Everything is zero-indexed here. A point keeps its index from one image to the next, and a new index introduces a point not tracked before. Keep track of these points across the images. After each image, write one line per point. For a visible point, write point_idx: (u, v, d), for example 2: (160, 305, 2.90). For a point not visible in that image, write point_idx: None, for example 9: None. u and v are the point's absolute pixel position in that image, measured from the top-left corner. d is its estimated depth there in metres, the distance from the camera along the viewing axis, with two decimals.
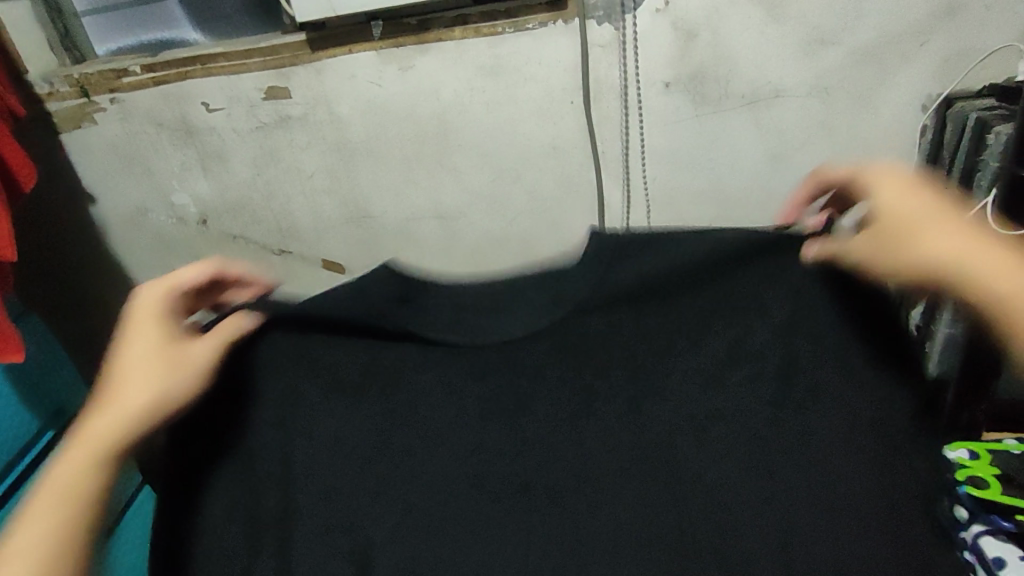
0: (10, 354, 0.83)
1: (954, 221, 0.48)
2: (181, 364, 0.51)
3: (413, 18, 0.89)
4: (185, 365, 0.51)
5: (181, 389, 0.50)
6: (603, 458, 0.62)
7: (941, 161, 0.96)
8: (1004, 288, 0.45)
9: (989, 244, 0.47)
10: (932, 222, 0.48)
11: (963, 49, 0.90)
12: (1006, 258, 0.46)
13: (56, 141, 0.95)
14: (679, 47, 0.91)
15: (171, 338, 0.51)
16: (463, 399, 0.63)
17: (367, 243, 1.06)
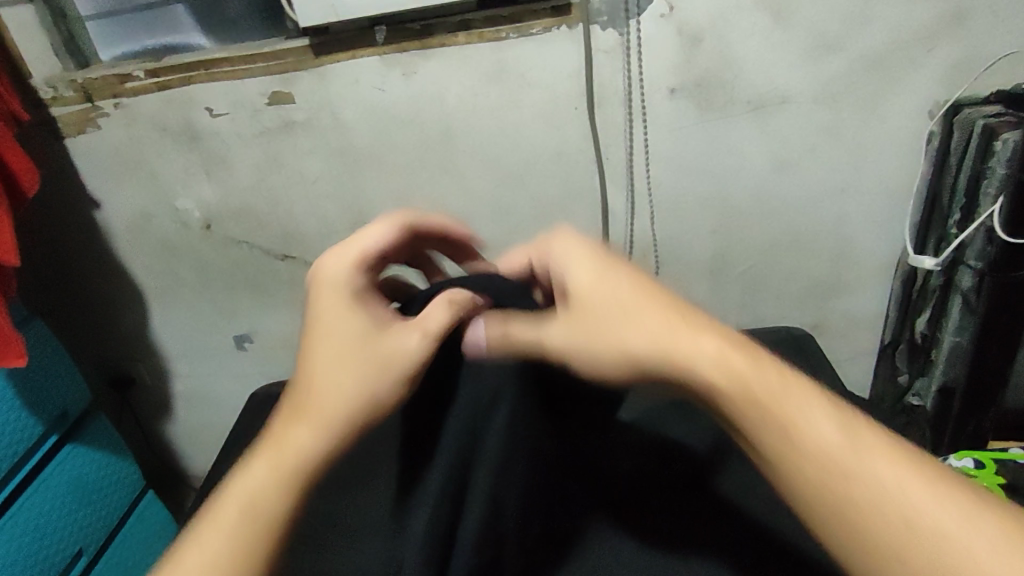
0: (13, 358, 0.84)
1: (694, 329, 0.47)
2: (380, 361, 0.52)
3: (416, 23, 0.89)
4: (382, 351, 0.53)
5: (381, 378, 0.52)
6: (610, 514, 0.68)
7: (946, 167, 0.94)
8: (759, 393, 0.44)
9: (732, 353, 0.45)
10: (646, 313, 0.48)
11: (971, 56, 0.90)
12: (747, 363, 0.45)
13: (59, 147, 0.95)
14: (684, 53, 0.90)
15: (371, 332, 0.53)
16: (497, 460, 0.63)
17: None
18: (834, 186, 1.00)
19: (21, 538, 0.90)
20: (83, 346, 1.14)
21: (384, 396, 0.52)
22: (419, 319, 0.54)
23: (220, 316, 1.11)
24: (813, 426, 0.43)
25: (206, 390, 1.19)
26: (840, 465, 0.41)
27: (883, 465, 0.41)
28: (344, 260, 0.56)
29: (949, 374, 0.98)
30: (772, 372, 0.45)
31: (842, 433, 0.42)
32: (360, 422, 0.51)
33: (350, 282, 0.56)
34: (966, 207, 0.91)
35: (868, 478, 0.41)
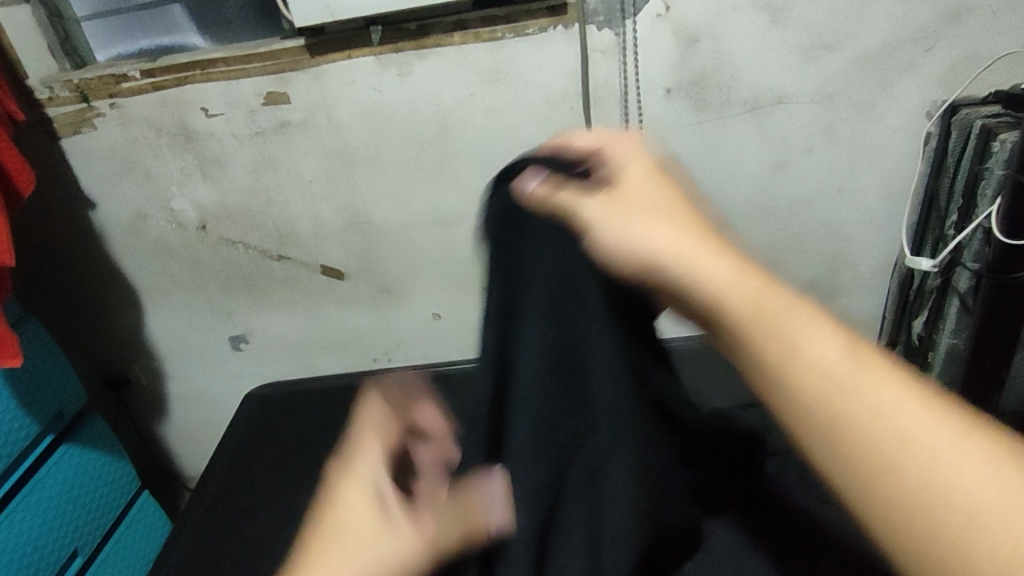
0: (7, 358, 0.84)
1: (714, 251, 0.39)
2: (386, 544, 0.45)
3: (412, 23, 0.89)
4: (387, 543, 0.45)
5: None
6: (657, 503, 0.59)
7: (944, 168, 0.93)
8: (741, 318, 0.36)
9: (747, 278, 0.37)
10: (652, 227, 0.41)
11: (969, 56, 0.89)
12: (762, 286, 0.37)
13: (55, 147, 0.95)
14: (680, 53, 0.90)
15: (388, 514, 0.46)
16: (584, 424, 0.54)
17: (365, 249, 1.05)
18: (831, 187, 1.00)
19: (17, 537, 0.90)
20: (80, 347, 1.14)
21: None
22: (429, 530, 0.47)
23: (216, 316, 1.11)
24: (815, 345, 0.34)
25: (203, 391, 1.19)
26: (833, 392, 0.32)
27: (885, 387, 0.32)
28: (378, 439, 0.50)
29: (946, 377, 0.99)
30: (777, 298, 0.36)
31: (847, 353, 0.33)
32: None
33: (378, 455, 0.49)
34: (964, 207, 0.91)
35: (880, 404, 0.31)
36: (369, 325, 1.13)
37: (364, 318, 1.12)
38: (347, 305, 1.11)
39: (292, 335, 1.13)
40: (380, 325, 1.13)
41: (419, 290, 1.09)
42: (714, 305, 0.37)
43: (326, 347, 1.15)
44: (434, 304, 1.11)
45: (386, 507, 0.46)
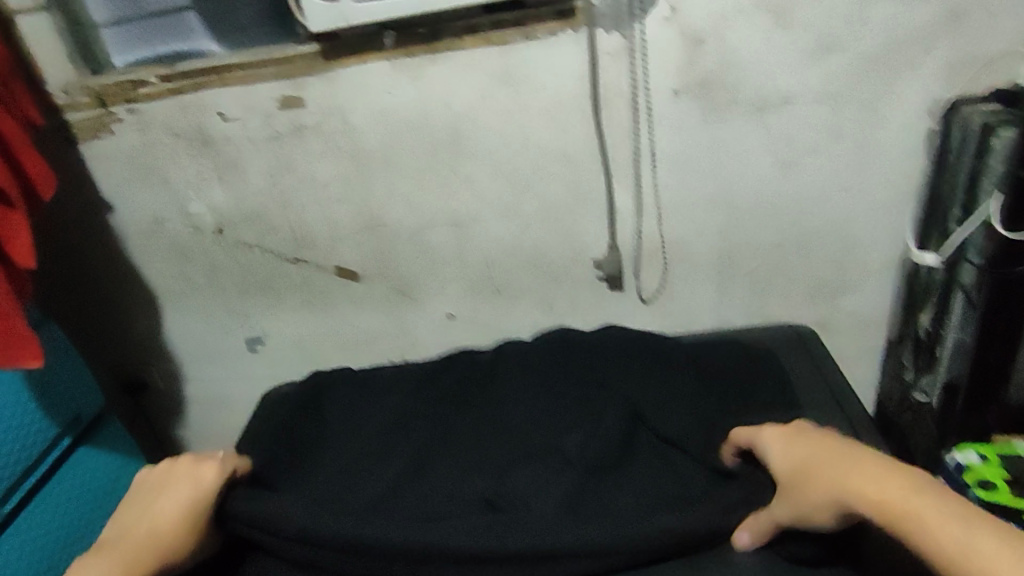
0: (29, 360, 0.85)
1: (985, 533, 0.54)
2: (154, 535, 0.67)
3: (425, 28, 0.91)
4: (151, 513, 0.69)
5: (169, 516, 0.69)
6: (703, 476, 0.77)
7: (947, 165, 0.96)
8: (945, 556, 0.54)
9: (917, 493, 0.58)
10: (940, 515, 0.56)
11: (967, 56, 0.92)
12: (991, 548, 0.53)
13: (76, 152, 0.97)
14: (687, 55, 0.92)
15: (160, 539, 0.67)
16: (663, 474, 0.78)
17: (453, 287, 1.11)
18: (836, 186, 1.02)
19: (21, 535, 0.91)
20: (96, 350, 1.15)
21: (158, 548, 0.66)
22: (201, 484, 0.71)
23: (232, 318, 1.12)
24: (939, 530, 0.55)
25: (219, 392, 1.21)
26: (936, 536, 0.55)
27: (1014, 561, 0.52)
28: (179, 489, 0.71)
29: (953, 368, 1.00)
30: (895, 483, 0.59)
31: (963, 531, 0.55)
32: (163, 543, 0.67)
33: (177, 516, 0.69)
34: (966, 203, 0.93)
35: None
36: (385, 326, 1.15)
37: (379, 319, 1.14)
38: (363, 306, 1.12)
39: (307, 337, 1.15)
40: (395, 325, 1.15)
41: (433, 292, 1.11)
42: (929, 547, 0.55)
43: (341, 348, 1.16)
44: (447, 304, 1.12)
45: (153, 519, 0.68)
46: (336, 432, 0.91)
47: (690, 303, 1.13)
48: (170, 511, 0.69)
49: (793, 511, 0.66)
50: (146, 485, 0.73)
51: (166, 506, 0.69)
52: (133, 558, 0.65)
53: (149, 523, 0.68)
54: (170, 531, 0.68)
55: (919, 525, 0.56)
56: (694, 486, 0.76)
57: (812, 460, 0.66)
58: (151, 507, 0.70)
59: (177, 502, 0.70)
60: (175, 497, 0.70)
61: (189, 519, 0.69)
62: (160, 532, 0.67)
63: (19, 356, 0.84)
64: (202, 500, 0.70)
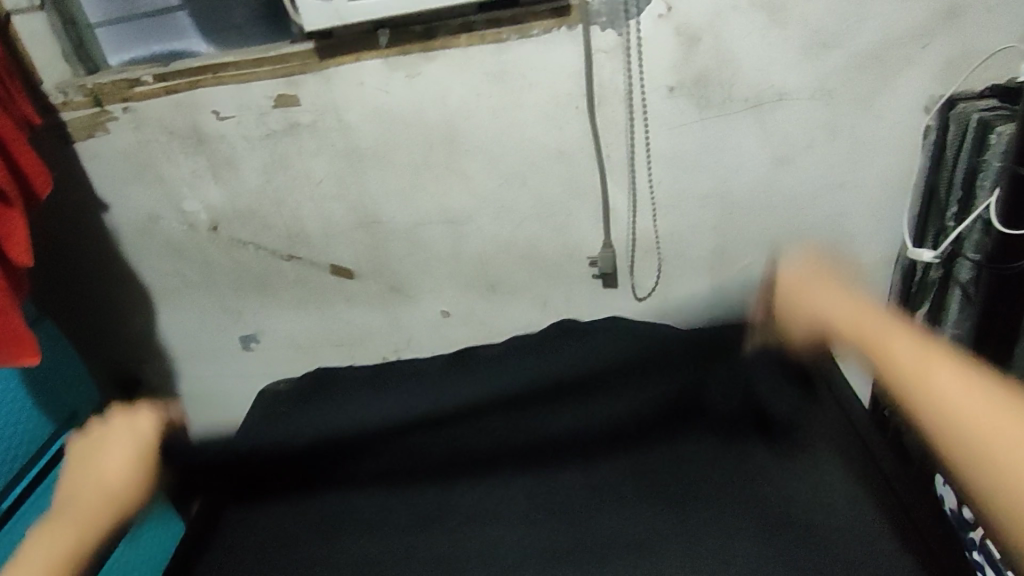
0: (26, 357, 0.85)
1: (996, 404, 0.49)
2: (100, 493, 0.58)
3: (419, 26, 0.90)
4: (92, 472, 0.60)
5: (113, 473, 0.60)
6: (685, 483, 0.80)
7: (943, 162, 0.95)
8: (941, 408, 0.50)
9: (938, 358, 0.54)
10: (949, 376, 0.52)
11: (965, 52, 0.92)
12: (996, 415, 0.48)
13: (70, 151, 0.97)
14: (683, 51, 0.92)
15: (108, 495, 0.58)
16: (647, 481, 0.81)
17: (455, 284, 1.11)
18: (833, 183, 1.01)
19: (20, 528, 0.90)
20: (92, 348, 1.15)
21: (106, 507, 0.57)
22: (142, 431, 0.63)
23: (228, 316, 1.12)
24: (900, 348, 0.56)
25: (214, 390, 1.21)
26: (938, 392, 0.51)
27: (964, 385, 0.51)
28: (119, 443, 0.62)
29: None
30: (908, 341, 0.57)
31: (971, 396, 0.50)
32: (113, 501, 0.58)
33: (123, 469, 0.60)
34: (963, 200, 0.93)
35: (938, 397, 0.51)
36: (380, 325, 1.15)
37: (374, 317, 1.14)
38: (358, 304, 1.12)
39: (302, 335, 1.15)
40: (391, 324, 1.15)
41: (428, 289, 1.11)
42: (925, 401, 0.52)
43: (336, 346, 1.16)
44: (442, 302, 1.12)
45: (94, 477, 0.59)
46: (348, 421, 0.93)
47: (685, 301, 1.12)
48: (114, 466, 0.60)
49: (797, 324, 0.71)
50: (74, 451, 0.63)
51: (110, 462, 0.61)
52: (84, 519, 0.56)
53: (91, 475, 0.60)
54: (117, 485, 0.59)
55: (923, 376, 0.53)
56: (677, 493, 0.79)
57: (816, 293, 0.69)
58: (90, 465, 0.60)
59: (120, 456, 0.61)
60: (118, 452, 0.61)
61: (137, 470, 0.60)
62: (107, 487, 0.59)
63: (15, 353, 0.85)
64: (150, 448, 0.63)
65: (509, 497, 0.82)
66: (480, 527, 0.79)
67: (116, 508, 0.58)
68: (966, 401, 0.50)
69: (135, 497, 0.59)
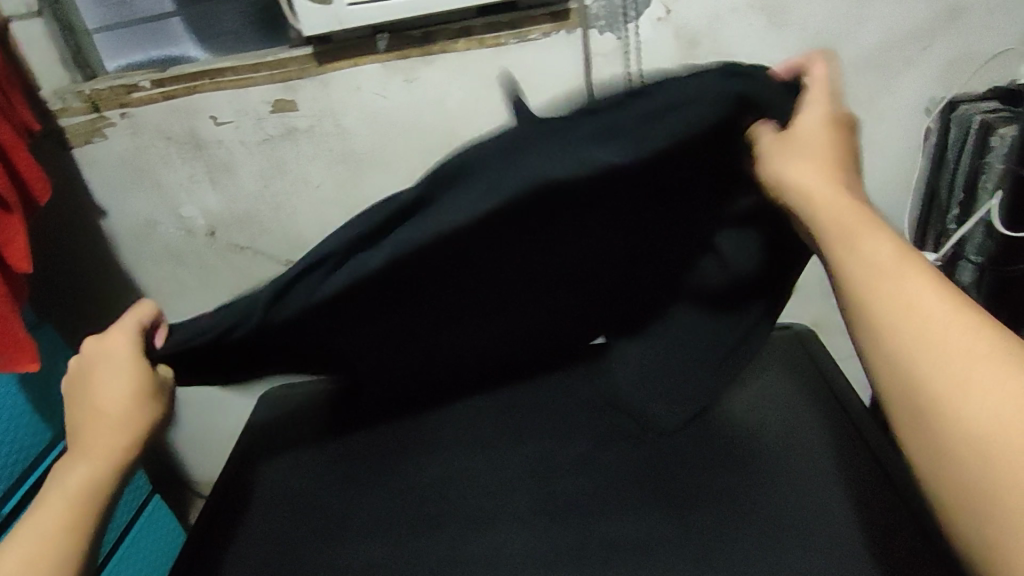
0: (25, 363, 0.85)
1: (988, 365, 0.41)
2: (110, 425, 0.58)
3: (418, 31, 0.90)
4: (93, 404, 0.58)
5: (115, 402, 0.58)
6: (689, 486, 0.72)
7: (945, 164, 0.95)
8: (918, 359, 0.42)
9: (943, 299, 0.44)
10: (953, 328, 0.42)
11: (966, 54, 0.91)
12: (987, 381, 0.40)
13: (68, 156, 0.97)
14: (682, 54, 0.92)
15: (118, 425, 0.58)
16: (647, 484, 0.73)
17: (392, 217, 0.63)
18: None
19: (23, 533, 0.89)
20: None
21: (123, 438, 0.58)
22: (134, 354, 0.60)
23: None
24: (872, 253, 0.47)
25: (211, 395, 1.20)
26: (921, 336, 0.43)
27: (961, 332, 0.42)
28: (112, 370, 0.59)
29: None
30: (924, 282, 0.44)
31: (978, 358, 0.41)
32: (126, 429, 0.58)
33: (125, 398, 0.58)
34: (964, 202, 0.92)
35: (909, 338, 0.43)
36: None
37: None
38: None
39: None
40: None
41: None
42: (909, 349, 0.43)
43: None
44: None
45: (99, 410, 0.58)
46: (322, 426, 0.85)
47: None
48: (115, 394, 0.58)
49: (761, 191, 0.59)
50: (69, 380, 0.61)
51: (107, 392, 0.58)
52: (105, 450, 0.57)
53: (89, 408, 0.58)
54: (125, 415, 0.58)
55: (911, 317, 0.43)
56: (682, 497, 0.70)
57: (800, 155, 0.53)
58: (89, 397, 0.59)
59: (117, 382, 0.59)
60: (112, 382, 0.59)
61: (140, 395, 0.59)
62: (117, 416, 0.58)
63: (14, 359, 0.84)
64: (141, 363, 0.61)
65: (493, 500, 0.74)
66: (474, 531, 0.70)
67: (132, 434, 0.58)
68: (950, 350, 0.42)
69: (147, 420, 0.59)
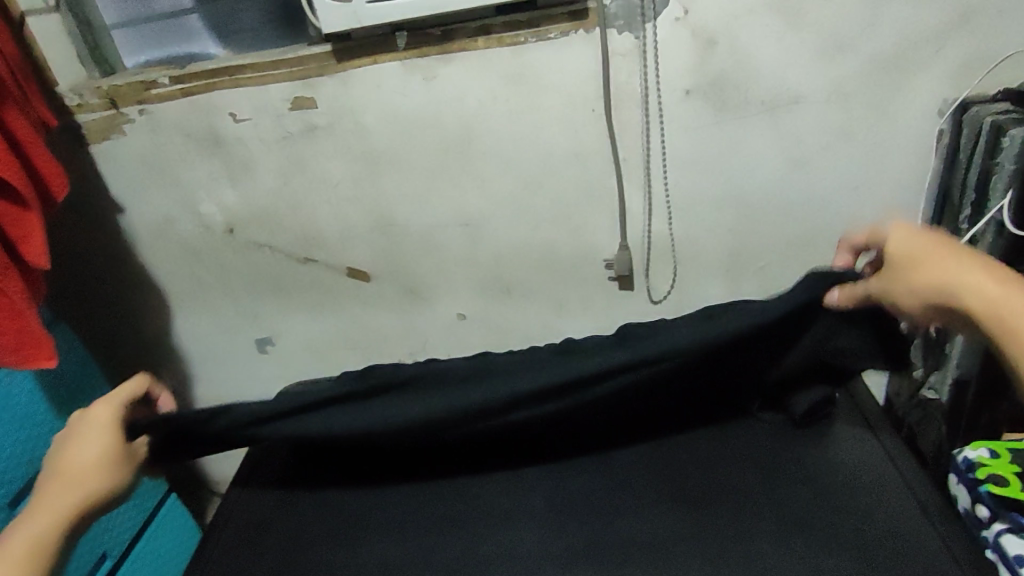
0: (45, 360, 0.85)
1: None
2: (78, 480, 0.63)
3: (437, 29, 0.90)
4: (66, 460, 0.64)
5: (87, 463, 0.64)
6: (693, 499, 0.78)
7: (957, 164, 0.96)
8: None
9: None
10: None
11: (977, 56, 0.92)
12: None
13: (85, 153, 0.96)
14: (700, 55, 0.92)
15: (85, 483, 0.63)
16: (653, 497, 0.79)
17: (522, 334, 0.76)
18: (847, 184, 1.02)
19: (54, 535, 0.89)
20: (103, 352, 1.15)
21: (87, 497, 0.63)
22: (116, 421, 0.68)
23: (243, 318, 1.12)
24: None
25: (227, 391, 1.21)
26: None
27: None
28: (93, 434, 0.65)
29: (963, 367, 1.00)
30: None
31: None
32: (93, 489, 0.63)
33: (96, 459, 0.64)
34: (976, 202, 0.94)
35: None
36: (395, 326, 1.15)
37: (390, 319, 1.14)
38: (374, 306, 1.12)
39: (316, 337, 1.15)
40: (406, 326, 1.15)
41: (443, 291, 1.11)
42: None
43: (350, 348, 1.17)
44: (457, 304, 1.12)
45: (71, 467, 0.63)
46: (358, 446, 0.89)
47: (701, 302, 1.13)
48: (86, 454, 0.64)
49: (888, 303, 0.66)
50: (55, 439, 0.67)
51: (83, 451, 0.64)
52: (66, 505, 0.61)
53: (59, 465, 0.64)
54: (94, 475, 0.63)
55: None
56: (685, 504, 0.78)
57: (922, 274, 0.61)
58: (63, 454, 0.64)
59: (93, 443, 0.65)
60: (90, 441, 0.65)
61: (112, 462, 0.65)
62: (88, 475, 0.63)
63: (34, 355, 0.84)
64: (115, 431, 0.67)
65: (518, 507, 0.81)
66: (500, 529, 0.78)
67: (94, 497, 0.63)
68: None
69: (113, 485, 0.65)
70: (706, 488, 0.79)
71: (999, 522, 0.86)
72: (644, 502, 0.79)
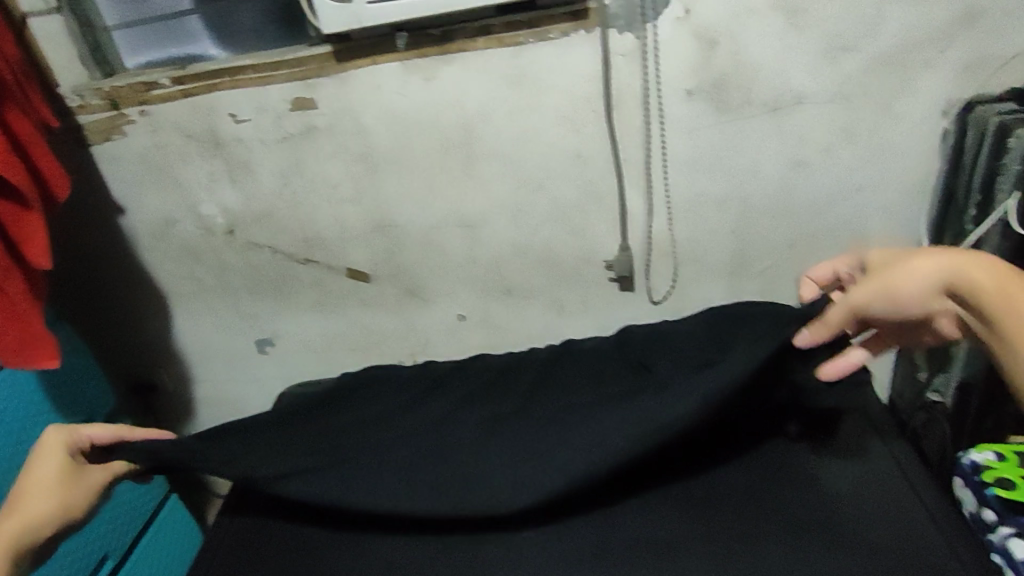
0: (46, 360, 0.85)
1: None
2: (34, 500, 0.69)
3: (436, 29, 0.90)
4: (25, 484, 0.71)
5: (41, 486, 0.70)
6: (704, 510, 0.79)
7: (961, 164, 0.95)
8: None
9: None
10: None
11: (983, 55, 0.91)
12: None
13: (87, 154, 0.97)
14: (701, 55, 0.92)
15: (40, 504, 0.69)
16: (665, 508, 0.79)
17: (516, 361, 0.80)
18: (851, 185, 1.01)
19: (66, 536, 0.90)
20: (105, 352, 1.15)
21: (43, 515, 0.69)
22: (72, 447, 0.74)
23: (243, 318, 1.12)
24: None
25: (228, 390, 1.21)
26: None
27: None
28: (47, 459, 0.72)
29: (968, 370, 0.99)
30: None
31: None
32: (47, 509, 0.70)
33: (49, 482, 0.71)
34: (982, 202, 0.93)
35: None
36: (396, 327, 1.15)
37: (391, 320, 1.14)
38: (375, 307, 1.12)
39: (317, 338, 1.15)
40: (407, 327, 1.15)
41: (444, 293, 1.11)
42: None
43: (350, 349, 1.16)
44: (458, 305, 1.12)
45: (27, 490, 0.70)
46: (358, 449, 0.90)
47: (702, 303, 1.12)
48: (41, 478, 0.71)
49: (881, 303, 0.65)
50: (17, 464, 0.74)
51: (39, 475, 0.71)
52: (24, 525, 0.68)
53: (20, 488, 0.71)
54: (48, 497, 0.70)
55: None
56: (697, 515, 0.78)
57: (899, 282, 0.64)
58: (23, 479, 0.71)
59: (48, 468, 0.72)
60: (45, 465, 0.72)
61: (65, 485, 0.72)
62: (43, 496, 0.70)
63: (35, 356, 0.84)
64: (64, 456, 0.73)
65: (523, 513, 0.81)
66: (500, 536, 0.80)
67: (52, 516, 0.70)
68: None
69: (68, 506, 0.71)
70: (715, 499, 0.80)
71: (1005, 526, 0.85)
72: (652, 512, 0.79)
